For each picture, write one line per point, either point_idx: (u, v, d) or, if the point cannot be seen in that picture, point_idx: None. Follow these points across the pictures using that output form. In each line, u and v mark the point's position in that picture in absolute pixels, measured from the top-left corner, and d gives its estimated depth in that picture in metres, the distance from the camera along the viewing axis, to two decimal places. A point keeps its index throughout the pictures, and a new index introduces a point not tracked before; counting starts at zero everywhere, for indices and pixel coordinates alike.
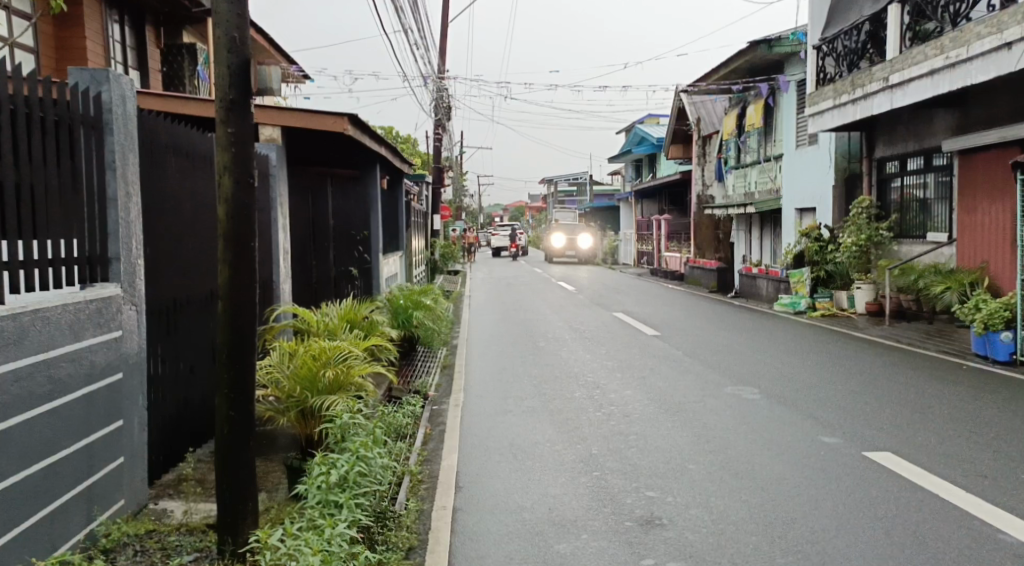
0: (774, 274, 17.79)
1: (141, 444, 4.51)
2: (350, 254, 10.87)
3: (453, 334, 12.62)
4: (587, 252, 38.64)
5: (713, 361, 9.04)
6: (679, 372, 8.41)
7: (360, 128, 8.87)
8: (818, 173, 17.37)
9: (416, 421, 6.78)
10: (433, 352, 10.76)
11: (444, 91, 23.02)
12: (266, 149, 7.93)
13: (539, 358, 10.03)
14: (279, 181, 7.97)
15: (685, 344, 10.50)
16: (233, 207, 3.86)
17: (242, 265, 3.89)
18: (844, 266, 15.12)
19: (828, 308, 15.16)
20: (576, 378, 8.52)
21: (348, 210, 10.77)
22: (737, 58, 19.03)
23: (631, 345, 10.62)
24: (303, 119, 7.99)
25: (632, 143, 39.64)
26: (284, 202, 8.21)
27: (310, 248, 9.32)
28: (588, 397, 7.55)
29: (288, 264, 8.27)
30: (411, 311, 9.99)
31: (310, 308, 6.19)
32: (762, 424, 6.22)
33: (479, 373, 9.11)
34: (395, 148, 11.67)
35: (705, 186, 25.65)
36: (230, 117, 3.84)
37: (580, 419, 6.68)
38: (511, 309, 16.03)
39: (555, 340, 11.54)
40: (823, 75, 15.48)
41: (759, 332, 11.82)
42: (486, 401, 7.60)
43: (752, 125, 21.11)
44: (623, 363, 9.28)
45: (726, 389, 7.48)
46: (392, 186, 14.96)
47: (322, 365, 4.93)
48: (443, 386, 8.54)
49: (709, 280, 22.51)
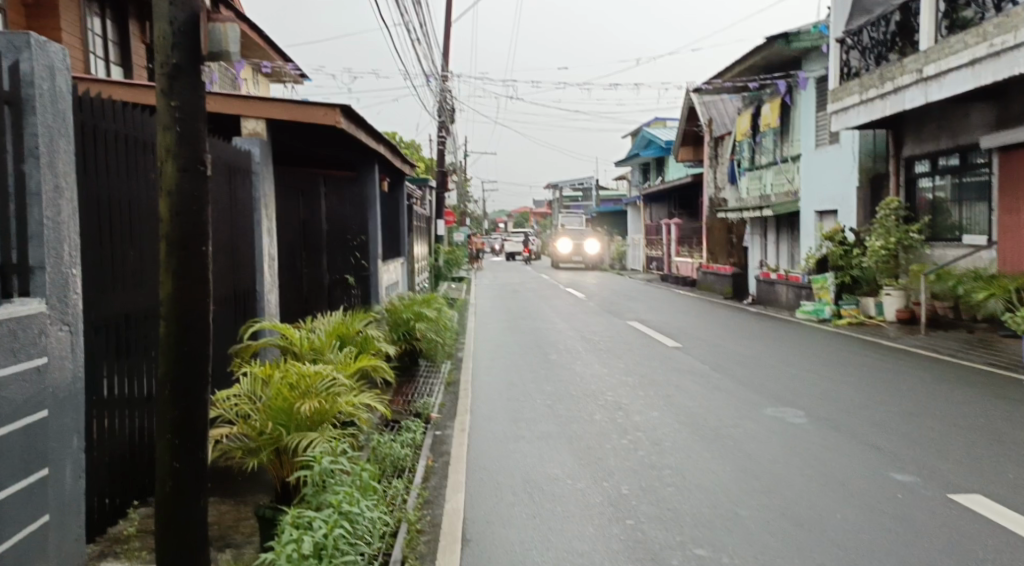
0: (795, 280, 16.92)
1: (75, 495, 3.70)
2: (346, 261, 10.06)
3: (457, 346, 11.76)
4: (593, 258, 37.75)
5: (745, 376, 8.19)
6: (709, 390, 7.55)
7: (356, 123, 8.08)
8: (840, 175, 16.48)
9: (416, 451, 5.95)
10: (436, 366, 9.95)
11: (448, 91, 22.26)
12: (249, 145, 7.12)
13: (551, 373, 9.18)
14: (263, 181, 7.20)
15: (710, 356, 9.63)
16: (178, 198, 3.04)
17: (192, 273, 3.08)
18: (871, 271, 14.29)
19: (855, 315, 14.32)
20: (594, 397, 7.67)
21: (343, 213, 9.95)
22: (753, 54, 18.19)
23: (651, 358, 9.75)
24: (291, 111, 7.18)
25: (639, 146, 38.76)
26: (270, 203, 7.43)
27: (300, 254, 8.51)
28: (610, 419, 6.72)
29: (274, 272, 7.46)
30: (412, 324, 9.17)
31: (294, 325, 5.41)
32: (816, 456, 5.37)
33: (486, 392, 8.26)
34: (396, 147, 10.87)
35: (717, 189, 24.82)
36: (174, 87, 3.04)
37: (604, 448, 5.84)
38: (520, 318, 15.25)
39: (567, 352, 10.68)
40: (847, 69, 14.65)
41: (787, 343, 10.95)
42: (495, 425, 6.78)
43: (767, 125, 20.29)
44: (645, 378, 8.47)
45: (765, 411, 6.63)
46: (393, 188, 14.18)
47: (299, 397, 4.11)
48: (447, 408, 7.71)
49: (723, 285, 21.69)
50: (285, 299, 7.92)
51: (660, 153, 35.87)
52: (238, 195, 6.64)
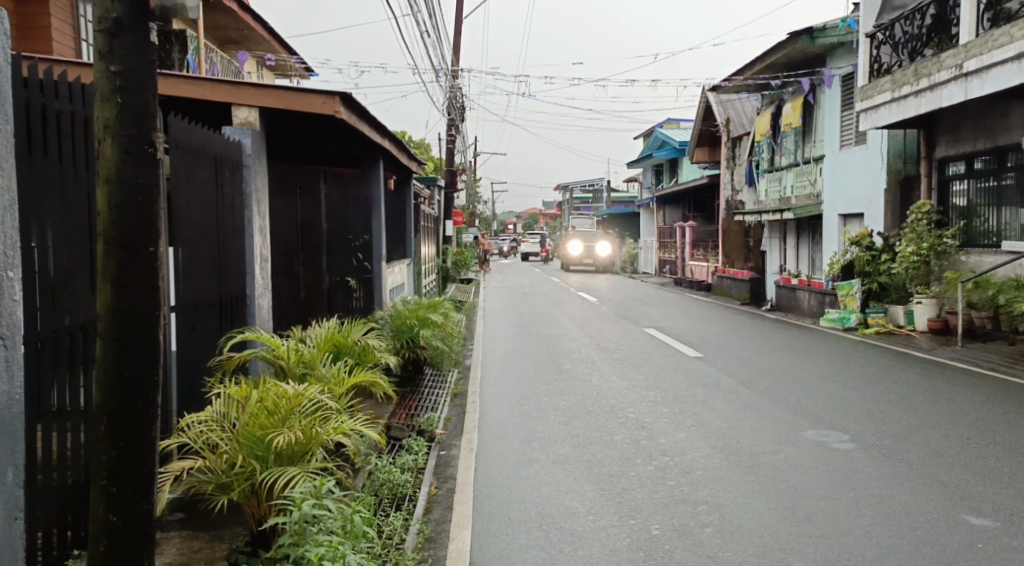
0: (817, 286, 16.24)
1: (11, 538, 3.12)
2: (349, 262, 9.48)
3: (465, 354, 11.12)
4: (604, 260, 37.00)
5: (776, 393, 7.53)
6: (740, 409, 6.90)
7: (358, 114, 7.51)
8: (867, 176, 15.79)
9: (417, 476, 5.34)
10: (442, 375, 9.30)
11: (458, 89, 21.67)
12: (240, 135, 6.54)
13: (566, 386, 8.54)
14: (255, 175, 6.61)
15: (736, 369, 8.96)
16: (119, 186, 2.44)
17: (136, 279, 2.47)
18: (902, 278, 13.63)
19: (883, 324, 13.71)
20: (613, 414, 7.04)
21: (346, 212, 9.37)
22: (775, 50, 17.51)
23: (673, 370, 9.09)
24: (287, 99, 6.60)
25: (652, 147, 37.99)
26: (263, 199, 6.85)
27: (298, 255, 7.94)
28: (633, 441, 6.09)
29: (266, 274, 6.87)
30: (416, 330, 8.62)
31: (283, 335, 4.84)
32: (872, 494, 4.71)
33: (496, 405, 7.65)
34: (401, 142, 10.29)
35: (734, 191, 24.11)
36: (114, 47, 2.44)
37: (628, 476, 5.21)
38: (531, 323, 14.64)
39: (582, 362, 10.03)
40: (878, 66, 13.95)
41: (815, 354, 10.26)
42: (506, 445, 6.16)
43: (788, 125, 19.58)
44: (667, 392, 7.83)
45: (806, 435, 5.99)
46: (400, 187, 13.61)
47: (277, 425, 3.52)
48: (453, 423, 7.11)
49: (740, 290, 21.02)
50: (278, 303, 7.33)
51: (673, 154, 35.12)
52: (226, 191, 6.05)
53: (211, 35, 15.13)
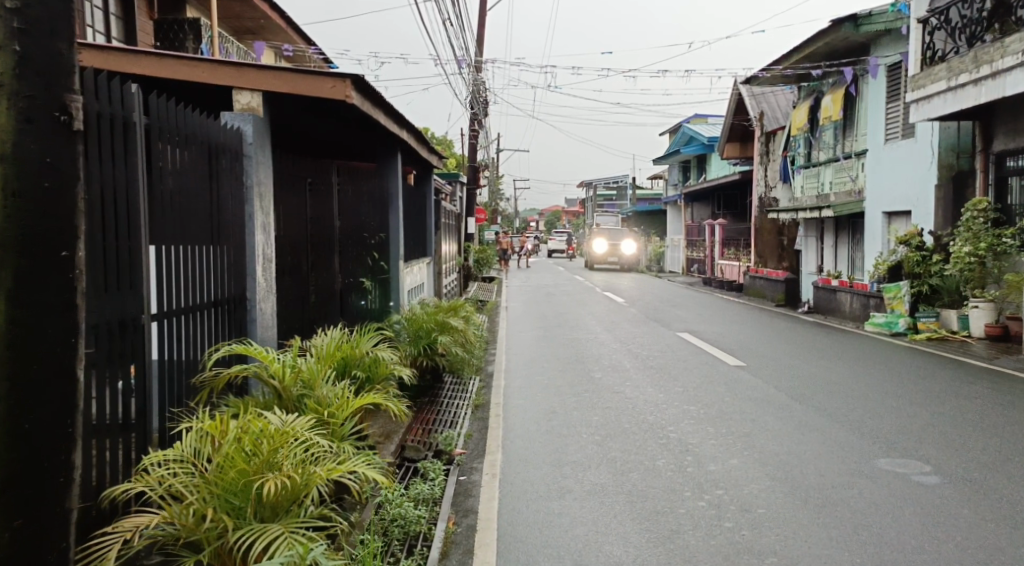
0: (860, 288, 15.35)
1: None
2: (363, 262, 8.84)
3: (487, 360, 10.46)
4: (630, 259, 36.08)
5: (836, 411, 6.73)
6: (797, 430, 6.14)
7: (373, 102, 6.90)
8: (914, 172, 14.85)
9: (433, 510, 4.68)
10: (463, 384, 8.66)
11: (482, 83, 21.08)
12: (241, 122, 5.89)
13: (597, 398, 7.83)
14: (257, 166, 5.98)
15: (784, 381, 8.16)
16: (18, 165, 1.77)
17: (44, 295, 1.82)
18: (954, 280, 12.81)
19: (934, 330, 12.80)
20: (653, 433, 6.33)
21: (359, 208, 8.74)
22: (816, 38, 16.59)
23: (714, 381, 8.33)
24: (293, 83, 5.99)
25: (680, 142, 36.95)
26: (267, 192, 6.22)
27: (307, 257, 7.33)
28: (677, 468, 5.38)
29: (270, 275, 6.25)
30: (434, 336, 7.98)
31: (281, 352, 4.21)
32: (974, 545, 3.95)
33: (521, 421, 6.98)
34: (420, 135, 9.66)
35: (768, 187, 23.17)
36: None
37: (677, 514, 4.49)
38: (556, 326, 13.93)
39: (613, 371, 9.29)
40: (930, 53, 13.01)
41: (869, 362, 9.41)
42: (535, 471, 5.48)
43: (827, 118, 18.62)
44: (710, 408, 7.10)
45: (879, 464, 5.23)
46: (420, 182, 12.99)
47: (259, 470, 2.88)
48: (473, 441, 6.46)
49: (775, 291, 20.13)
50: (283, 306, 6.70)
51: (701, 150, 34.17)
52: (222, 184, 5.42)
53: (227, 26, 14.65)
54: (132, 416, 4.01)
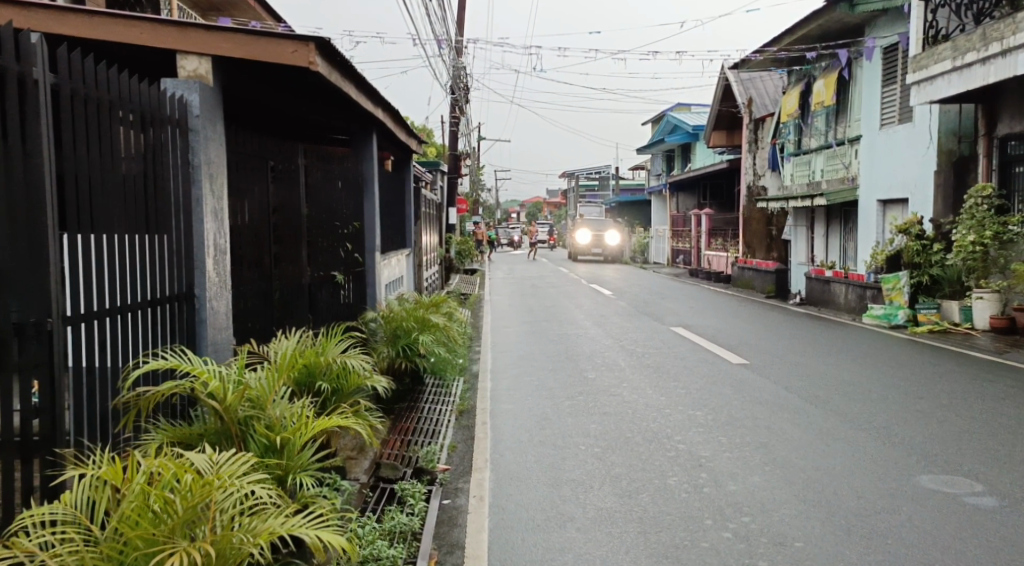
0: (857, 279, 14.84)
1: None
2: (335, 254, 8.05)
3: (471, 358, 9.78)
4: (614, 250, 35.49)
5: (859, 416, 6.09)
6: (821, 440, 5.49)
7: (342, 73, 6.14)
8: (912, 158, 14.33)
9: (411, 546, 3.96)
10: (446, 387, 7.98)
11: (463, 67, 20.29)
12: (184, 89, 5.09)
13: (594, 402, 7.13)
14: (206, 143, 5.19)
15: (795, 382, 7.52)
16: None
17: None
18: (956, 270, 12.25)
19: (936, 322, 12.22)
20: (660, 445, 5.65)
21: (331, 193, 7.94)
22: (809, 20, 16.03)
23: (719, 382, 7.68)
24: (248, 48, 5.23)
25: (664, 131, 36.33)
26: (218, 173, 5.41)
27: (270, 249, 6.54)
28: (693, 489, 4.71)
29: (223, 268, 5.46)
30: (415, 336, 7.22)
31: (225, 365, 3.47)
32: None
33: (512, 430, 6.29)
34: (397, 115, 8.87)
35: (757, 176, 22.60)
36: None
37: (701, 549, 3.81)
38: (543, 320, 13.25)
39: (607, 371, 8.61)
40: (933, 31, 12.48)
41: (879, 358, 8.83)
42: (529, 494, 4.77)
43: (819, 103, 18.11)
44: (719, 413, 6.45)
45: (922, 482, 4.59)
46: (399, 169, 12.20)
47: (170, 535, 2.15)
48: (458, 454, 5.78)
49: (765, 282, 19.61)
50: (241, 302, 5.94)
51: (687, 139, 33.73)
52: (162, 162, 4.63)
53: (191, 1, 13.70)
54: (38, 435, 3.26)
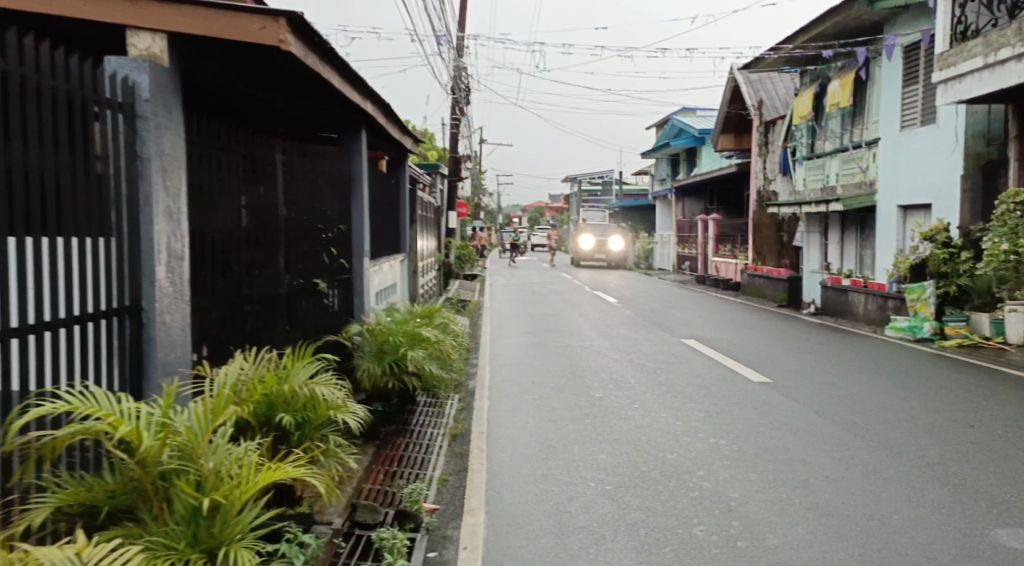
0: (877, 288, 14.11)
1: None
2: (317, 259, 7.33)
3: (467, 372, 9.09)
4: (618, 255, 34.73)
5: (907, 450, 5.35)
6: (869, 481, 4.74)
7: (320, 55, 5.41)
8: (935, 161, 13.62)
9: None
10: (439, 407, 7.29)
11: (464, 66, 19.63)
12: (131, 69, 4.27)
13: (602, 427, 6.40)
14: (158, 132, 4.39)
15: (826, 405, 6.77)
16: None
17: None
18: (986, 280, 11.58)
19: (965, 336, 11.53)
20: (682, 482, 4.92)
21: (314, 193, 7.22)
22: (825, 18, 15.37)
23: (741, 404, 6.95)
24: (207, 23, 4.47)
25: (670, 134, 35.62)
26: (175, 167, 4.63)
27: (241, 251, 5.81)
28: (725, 540, 3.98)
29: (181, 275, 4.72)
30: (404, 350, 6.51)
31: (144, 404, 2.70)
32: None
33: (511, 462, 5.55)
34: (390, 107, 8.19)
35: (767, 180, 21.88)
36: None
37: None
38: (545, 330, 12.51)
39: (615, 389, 7.88)
40: (962, 27, 11.82)
41: (912, 377, 8.11)
42: (531, 545, 4.03)
43: (834, 105, 17.44)
44: (745, 442, 5.72)
45: (998, 539, 3.84)
46: (394, 169, 11.51)
47: None
48: (449, 491, 5.06)
49: (777, 291, 18.87)
50: (204, 315, 5.23)
51: (693, 143, 33.07)
52: (94, 154, 3.84)
53: None
54: None
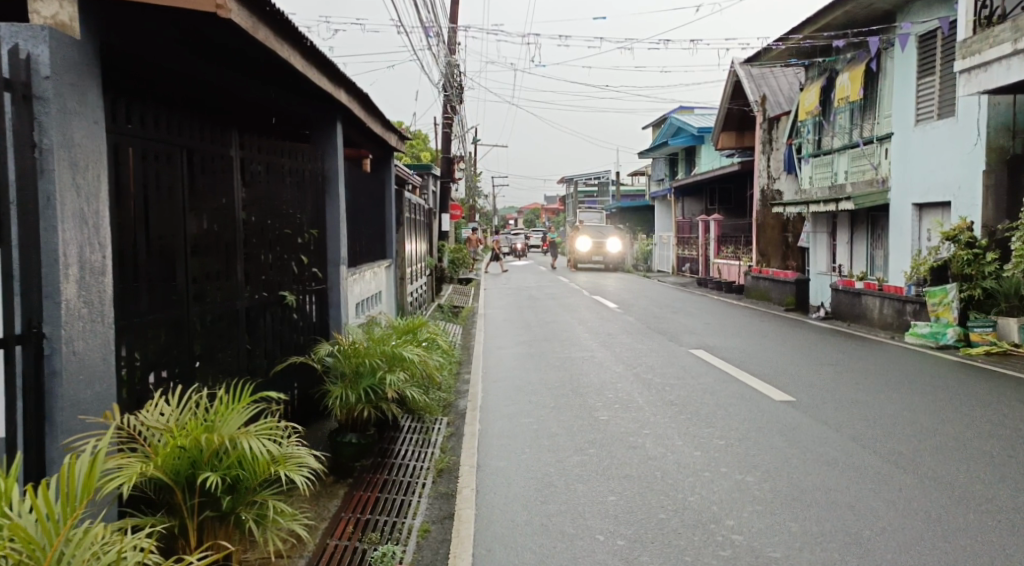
0: (894, 292, 13.35)
1: None
2: (285, 268, 6.50)
3: (457, 390, 8.26)
4: (616, 258, 33.89)
5: (971, 492, 4.52)
6: (936, 536, 3.93)
7: (276, 30, 4.61)
8: (953, 157, 12.85)
9: None
10: (425, 435, 6.46)
11: (456, 64, 18.83)
12: (27, 39, 3.42)
13: (610, 459, 5.58)
14: (65, 119, 3.56)
15: (862, 430, 5.96)
16: None
17: None
18: (1015, 282, 10.73)
19: (993, 343, 10.66)
20: (708, 536, 4.09)
21: (280, 193, 6.40)
22: (835, 7, 14.59)
23: (766, 429, 6.13)
24: None
25: (668, 133, 34.84)
26: (92, 163, 3.80)
27: (188, 263, 4.96)
28: None
29: (103, 294, 3.89)
30: (382, 373, 5.67)
31: None
32: None
33: (503, 506, 4.72)
34: (368, 99, 7.38)
35: (771, 179, 20.85)
36: None
37: None
38: (543, 340, 11.68)
39: (621, 410, 7.04)
40: (987, 12, 11.07)
41: (950, 394, 7.29)
42: None
43: (844, 98, 16.73)
44: (778, 480, 4.89)
45: None
46: (378, 169, 10.63)
47: None
48: (430, 546, 4.24)
49: (784, 294, 18.06)
50: (140, 340, 4.39)
51: (691, 141, 32.30)
52: None
53: None
54: None
